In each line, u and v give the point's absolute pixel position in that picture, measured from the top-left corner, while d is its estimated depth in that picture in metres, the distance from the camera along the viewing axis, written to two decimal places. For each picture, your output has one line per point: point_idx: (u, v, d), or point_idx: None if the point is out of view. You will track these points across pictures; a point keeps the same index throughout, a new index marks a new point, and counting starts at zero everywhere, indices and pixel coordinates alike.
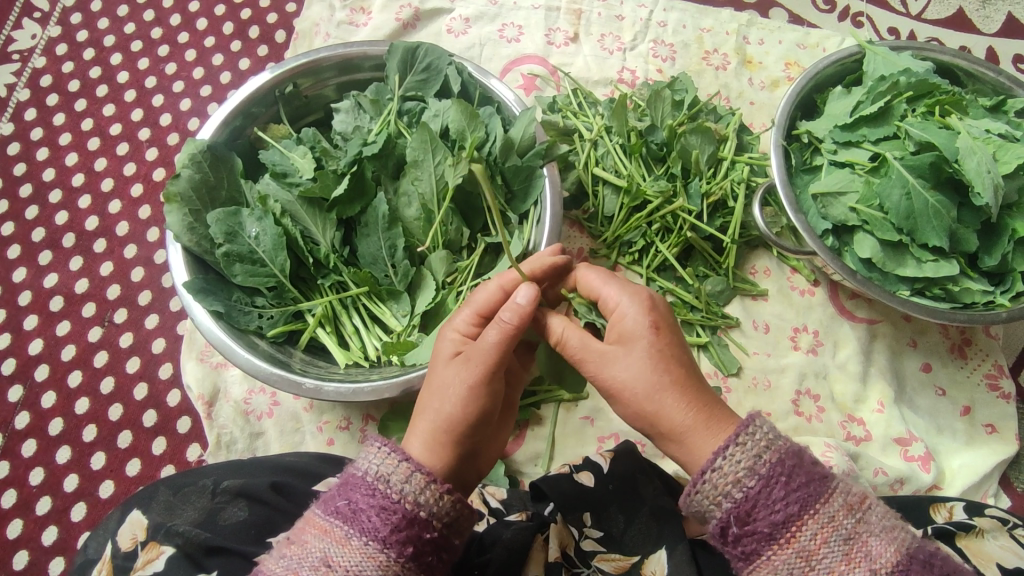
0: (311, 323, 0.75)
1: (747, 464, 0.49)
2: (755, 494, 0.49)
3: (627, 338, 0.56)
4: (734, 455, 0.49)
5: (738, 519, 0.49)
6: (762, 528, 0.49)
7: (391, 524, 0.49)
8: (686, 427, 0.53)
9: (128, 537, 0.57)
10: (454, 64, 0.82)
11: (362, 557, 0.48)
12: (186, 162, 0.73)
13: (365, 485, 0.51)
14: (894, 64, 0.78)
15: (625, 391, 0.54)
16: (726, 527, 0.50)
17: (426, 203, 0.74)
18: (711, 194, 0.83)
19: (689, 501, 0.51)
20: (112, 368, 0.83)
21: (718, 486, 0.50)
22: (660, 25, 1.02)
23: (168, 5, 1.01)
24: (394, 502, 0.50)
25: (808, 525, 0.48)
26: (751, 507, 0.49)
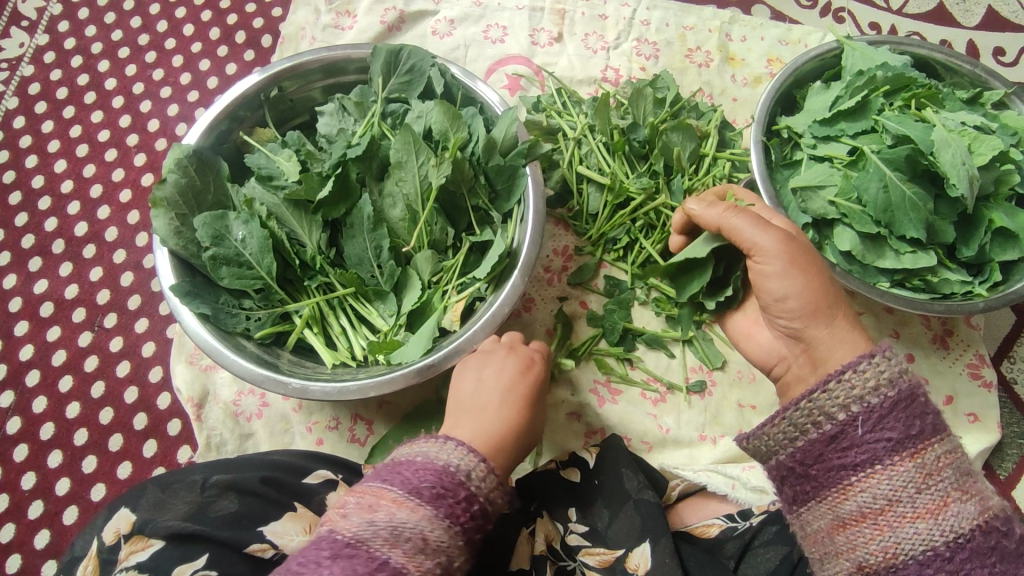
0: (298, 324, 0.76)
1: (879, 379, 0.53)
2: (890, 403, 0.53)
3: (823, 262, 0.62)
4: (878, 364, 0.53)
5: (866, 424, 0.53)
6: (889, 438, 0.52)
7: (445, 498, 0.52)
8: (849, 325, 0.60)
9: (113, 531, 0.58)
10: (437, 66, 0.82)
11: (420, 524, 0.51)
12: (172, 166, 0.74)
13: (412, 461, 0.55)
14: (871, 60, 0.79)
15: (827, 298, 0.60)
16: (849, 430, 0.54)
17: (411, 204, 0.75)
18: (693, 190, 0.84)
19: (812, 401, 0.55)
20: (102, 373, 0.84)
21: (855, 388, 0.54)
22: (643, 23, 1.03)
23: (154, 11, 1.02)
24: (439, 472, 0.54)
25: (924, 449, 0.52)
26: (883, 415, 0.53)
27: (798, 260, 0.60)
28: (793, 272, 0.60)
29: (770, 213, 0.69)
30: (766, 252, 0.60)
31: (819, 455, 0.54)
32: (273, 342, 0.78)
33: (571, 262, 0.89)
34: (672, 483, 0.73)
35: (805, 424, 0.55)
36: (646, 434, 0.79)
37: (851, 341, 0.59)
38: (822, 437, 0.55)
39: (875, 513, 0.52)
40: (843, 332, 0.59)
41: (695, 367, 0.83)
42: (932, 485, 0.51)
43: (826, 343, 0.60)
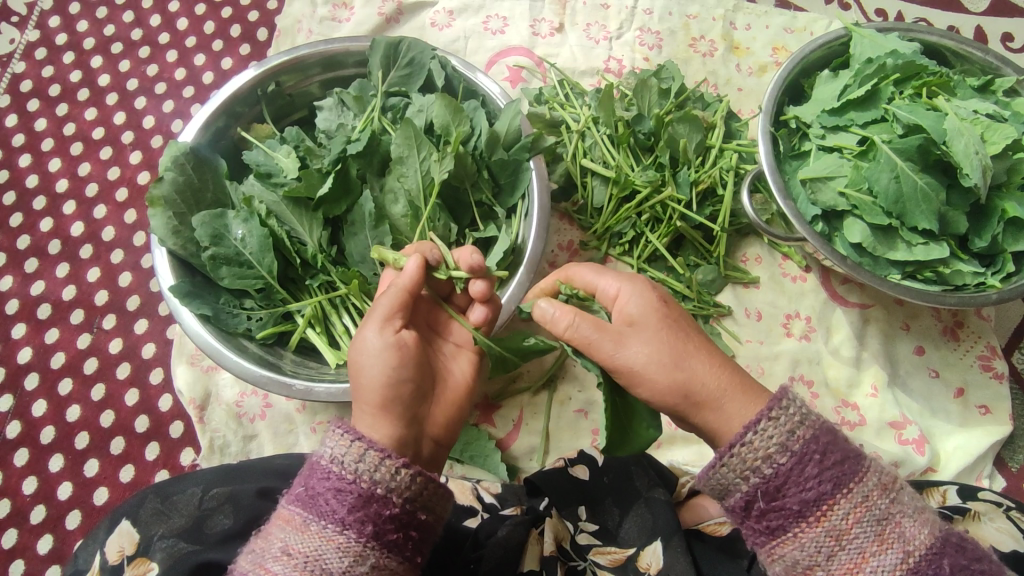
0: (300, 323, 0.75)
1: (779, 439, 0.51)
2: (787, 471, 0.50)
3: (672, 351, 0.55)
4: (766, 430, 0.51)
5: (767, 495, 0.51)
6: (791, 506, 0.50)
7: (348, 505, 0.50)
8: (717, 403, 0.54)
9: (116, 550, 0.56)
10: (438, 58, 0.80)
11: (322, 541, 0.50)
12: (168, 165, 0.73)
13: (321, 469, 0.52)
14: (881, 47, 0.77)
15: (684, 390, 0.54)
16: (754, 501, 0.51)
17: (414, 200, 0.74)
18: (700, 182, 0.82)
19: (714, 476, 0.52)
20: (102, 375, 0.83)
21: (747, 461, 0.51)
22: (646, 13, 1.01)
23: (147, 5, 1.00)
24: (350, 483, 0.51)
25: (841, 504, 0.50)
26: (782, 484, 0.50)
27: (640, 371, 0.54)
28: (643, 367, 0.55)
29: (619, 281, 0.58)
30: (610, 365, 0.55)
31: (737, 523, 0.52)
32: (276, 342, 0.76)
33: (576, 257, 0.88)
34: (681, 479, 0.71)
35: (718, 493, 0.53)
36: None
37: (728, 419, 0.54)
38: (734, 505, 0.52)
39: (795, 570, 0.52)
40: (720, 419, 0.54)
41: None
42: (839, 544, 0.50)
43: (708, 429, 0.55)
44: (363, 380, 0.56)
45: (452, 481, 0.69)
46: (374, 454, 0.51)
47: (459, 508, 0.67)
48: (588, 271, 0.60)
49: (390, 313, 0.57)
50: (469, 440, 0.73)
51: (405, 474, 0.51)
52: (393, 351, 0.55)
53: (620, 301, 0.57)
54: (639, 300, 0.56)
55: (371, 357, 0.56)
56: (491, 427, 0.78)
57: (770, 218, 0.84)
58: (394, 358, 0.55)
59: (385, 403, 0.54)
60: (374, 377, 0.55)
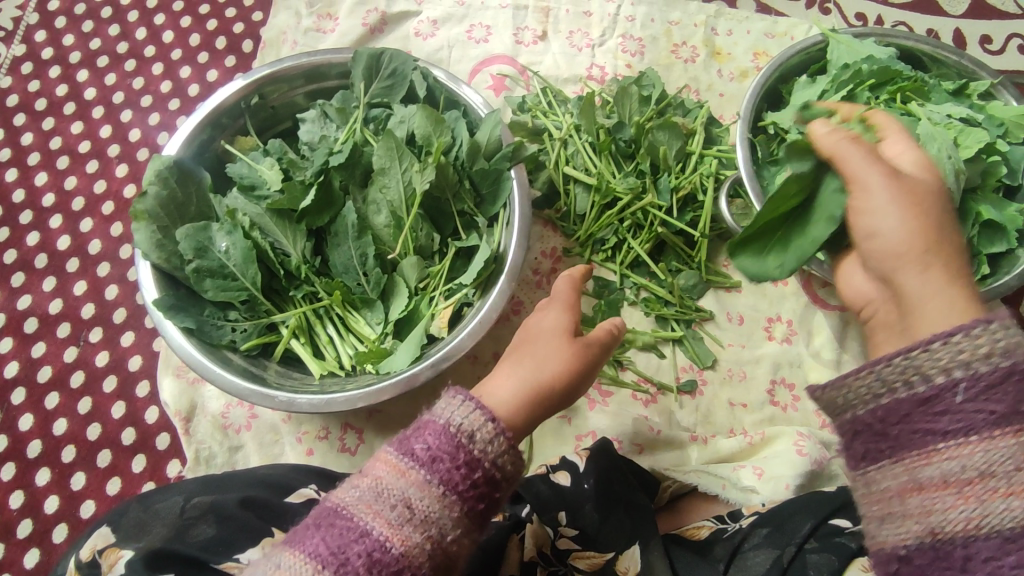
0: (284, 334, 0.76)
1: (1005, 343, 0.44)
2: (1004, 373, 0.43)
3: (921, 205, 0.54)
4: (995, 330, 0.44)
5: (970, 391, 0.43)
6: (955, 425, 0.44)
7: (469, 480, 0.49)
8: (947, 256, 0.53)
9: (90, 549, 0.56)
10: (419, 69, 0.81)
11: (437, 506, 0.47)
12: (152, 179, 0.74)
13: (446, 435, 0.49)
14: (857, 52, 0.78)
15: (934, 237, 0.53)
16: (945, 395, 0.44)
17: (396, 210, 0.75)
18: (680, 188, 0.83)
19: (898, 363, 0.46)
20: (89, 389, 0.83)
21: (956, 353, 0.44)
22: (629, 20, 1.02)
23: (133, 19, 1.01)
24: (476, 459, 0.49)
25: None
26: (993, 384, 0.43)
27: (887, 226, 0.54)
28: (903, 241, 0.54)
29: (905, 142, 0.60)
30: (874, 191, 0.54)
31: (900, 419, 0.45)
32: (259, 353, 0.77)
33: (560, 264, 0.88)
34: (664, 484, 0.72)
35: (880, 391, 0.47)
36: (636, 435, 0.78)
37: (923, 282, 0.52)
38: (908, 399, 0.46)
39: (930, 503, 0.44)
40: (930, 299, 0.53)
41: (686, 367, 0.83)
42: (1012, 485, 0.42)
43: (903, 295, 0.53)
44: (530, 372, 0.58)
45: None
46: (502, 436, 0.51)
47: None
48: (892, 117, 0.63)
49: (567, 330, 0.62)
50: None
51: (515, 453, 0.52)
52: (565, 363, 0.59)
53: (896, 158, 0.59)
54: (916, 157, 0.58)
55: (552, 360, 0.59)
56: None
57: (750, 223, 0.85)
58: (563, 368, 0.59)
59: (519, 396, 0.57)
60: (507, 394, 0.57)
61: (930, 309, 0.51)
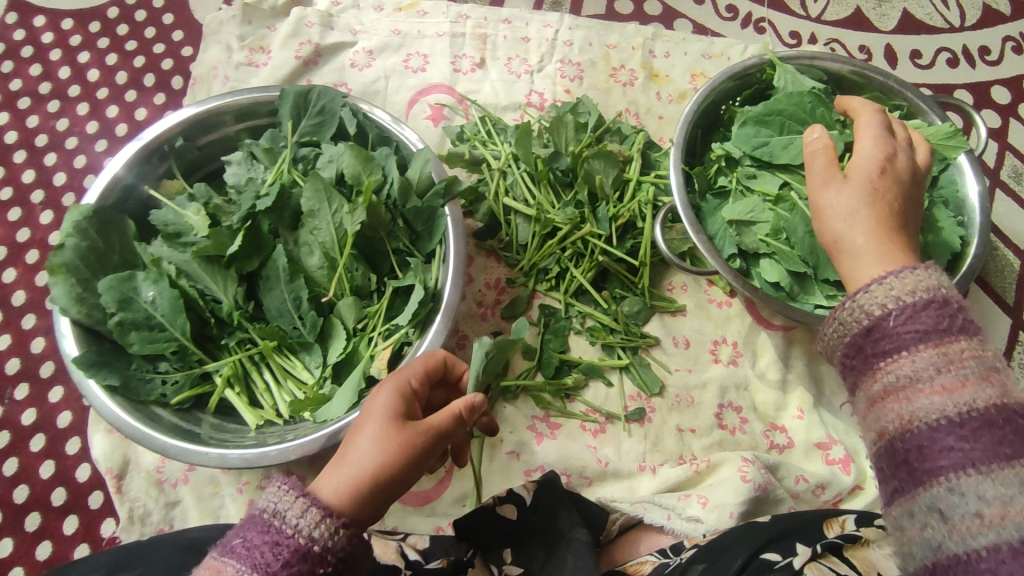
0: (218, 384, 0.73)
1: (913, 288, 0.52)
2: (919, 307, 0.51)
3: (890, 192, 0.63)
4: (916, 274, 0.53)
5: (899, 318, 0.51)
6: (912, 333, 0.50)
7: (282, 559, 0.49)
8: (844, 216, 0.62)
9: None
10: (348, 105, 0.79)
11: None
12: (70, 231, 0.71)
13: (261, 522, 0.51)
14: (799, 84, 0.80)
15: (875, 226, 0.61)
16: (882, 325, 0.52)
17: (328, 251, 0.73)
18: (620, 216, 0.82)
19: (913, 274, 0.53)
20: (14, 449, 0.78)
21: (880, 299, 0.53)
22: (566, 44, 1.02)
23: (56, 57, 0.98)
24: (287, 537, 0.50)
25: (958, 343, 0.49)
26: (906, 317, 0.51)
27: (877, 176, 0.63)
28: (850, 178, 0.63)
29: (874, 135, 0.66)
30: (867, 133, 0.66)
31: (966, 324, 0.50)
32: (193, 405, 0.74)
33: (504, 295, 0.87)
34: (611, 516, 0.72)
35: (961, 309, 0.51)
36: (585, 468, 0.77)
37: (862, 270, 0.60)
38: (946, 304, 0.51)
39: (922, 428, 0.48)
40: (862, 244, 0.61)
41: (634, 395, 0.82)
42: (996, 402, 0.47)
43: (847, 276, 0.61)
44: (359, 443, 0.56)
45: (375, 539, 0.67)
46: (315, 510, 0.51)
47: (383, 566, 0.64)
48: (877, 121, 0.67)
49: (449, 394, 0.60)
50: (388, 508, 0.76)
51: (343, 535, 0.52)
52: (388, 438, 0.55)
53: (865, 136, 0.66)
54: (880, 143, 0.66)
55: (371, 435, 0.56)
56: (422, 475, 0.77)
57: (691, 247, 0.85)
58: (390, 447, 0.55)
59: (356, 480, 0.54)
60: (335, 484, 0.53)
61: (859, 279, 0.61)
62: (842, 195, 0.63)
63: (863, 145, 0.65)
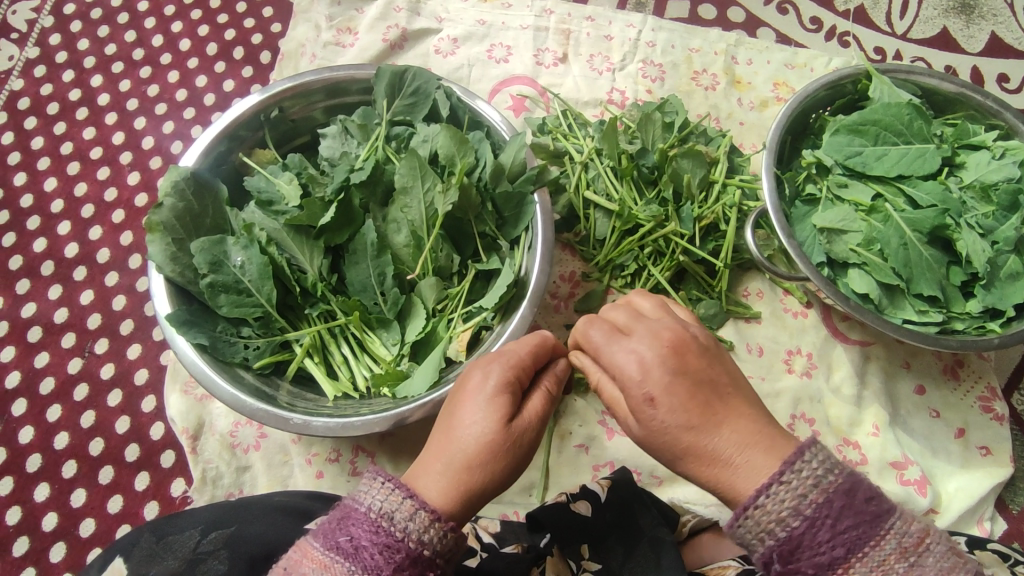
0: (298, 353, 0.74)
1: (791, 502, 0.47)
2: (802, 533, 0.46)
3: (675, 382, 0.50)
4: (777, 493, 0.47)
5: (783, 558, 0.47)
6: (808, 568, 0.46)
7: (393, 564, 0.46)
8: (725, 459, 0.50)
9: None
10: (443, 88, 0.80)
11: None
12: (168, 190, 0.72)
13: (367, 521, 0.48)
14: (897, 95, 0.79)
15: (691, 429, 0.50)
16: (772, 563, 0.48)
17: (416, 230, 0.73)
18: (703, 217, 0.82)
19: (777, 487, 0.47)
20: (92, 402, 0.81)
21: (761, 523, 0.47)
22: (649, 45, 1.02)
23: (150, 26, 1.00)
24: (398, 541, 0.47)
25: (857, 568, 0.45)
26: (796, 548, 0.46)
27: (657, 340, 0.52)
28: (660, 401, 0.50)
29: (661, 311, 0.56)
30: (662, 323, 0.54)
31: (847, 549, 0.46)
32: (272, 371, 0.75)
33: (577, 288, 0.88)
34: (683, 518, 0.71)
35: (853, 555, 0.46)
36: (656, 468, 0.77)
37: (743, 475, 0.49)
38: (819, 504, 0.46)
39: None
40: (722, 434, 0.50)
41: None
42: None
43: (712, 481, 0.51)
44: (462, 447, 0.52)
45: None
46: (426, 515, 0.48)
47: (459, 547, 0.65)
48: (642, 295, 0.58)
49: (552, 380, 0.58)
50: None
51: (451, 536, 0.49)
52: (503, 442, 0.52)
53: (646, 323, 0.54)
54: (662, 326, 0.53)
55: (482, 435, 0.52)
56: None
57: (772, 253, 0.84)
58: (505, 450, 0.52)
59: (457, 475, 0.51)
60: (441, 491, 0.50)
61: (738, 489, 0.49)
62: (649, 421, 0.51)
63: (650, 320, 0.55)
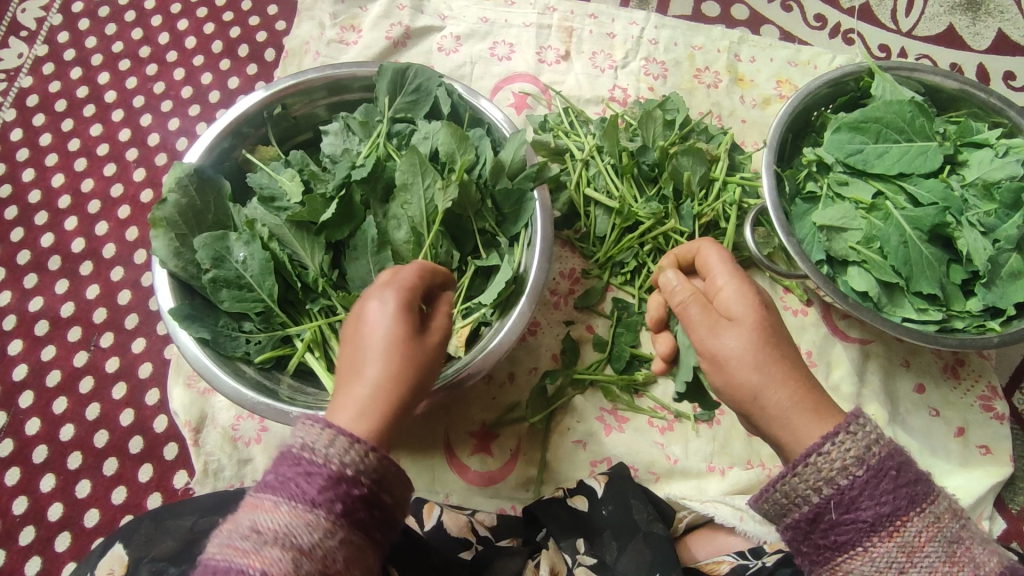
0: (299, 347, 0.74)
1: (856, 453, 0.50)
2: (862, 485, 0.49)
3: (760, 354, 0.53)
4: (843, 442, 0.50)
5: (840, 507, 0.49)
6: (865, 519, 0.49)
7: (317, 485, 0.46)
8: (782, 417, 0.53)
9: (105, 571, 0.56)
10: (444, 86, 0.81)
11: (292, 520, 0.46)
12: (172, 186, 0.73)
13: (290, 456, 0.48)
14: (899, 93, 0.79)
15: (753, 394, 0.54)
16: (825, 512, 0.50)
17: (415, 226, 0.73)
18: (703, 215, 0.83)
19: (846, 437, 0.50)
20: (97, 395, 0.82)
21: (823, 471, 0.50)
22: (652, 42, 1.02)
23: (156, 23, 1.01)
24: (319, 466, 0.47)
25: (912, 522, 0.48)
26: (856, 497, 0.49)
27: (735, 309, 0.55)
28: (733, 360, 0.54)
29: (729, 280, 0.57)
30: (740, 302, 0.55)
31: (902, 504, 0.49)
32: (274, 365, 0.76)
33: (577, 286, 0.87)
34: (679, 514, 0.72)
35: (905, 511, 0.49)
36: (654, 464, 0.77)
37: (794, 432, 0.52)
38: (882, 459, 0.49)
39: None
40: (782, 395, 0.53)
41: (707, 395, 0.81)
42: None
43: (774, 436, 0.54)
44: (368, 370, 0.53)
45: (445, 510, 0.67)
46: (350, 439, 0.48)
47: (453, 540, 0.65)
48: (713, 256, 0.59)
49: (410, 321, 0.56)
50: (450, 487, 0.77)
51: (374, 457, 0.49)
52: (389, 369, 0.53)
53: (722, 295, 0.56)
54: (740, 300, 0.55)
55: (379, 362, 0.53)
56: (488, 456, 0.79)
57: (771, 251, 0.84)
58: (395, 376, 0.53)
59: (376, 403, 0.52)
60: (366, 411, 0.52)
61: (797, 446, 0.52)
62: (739, 339, 0.54)
63: (721, 289, 0.57)
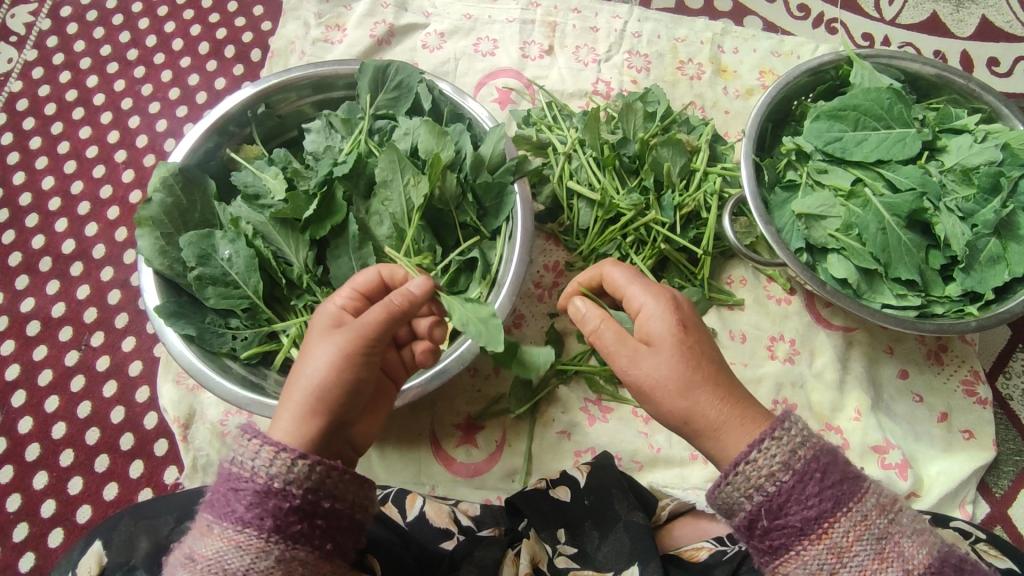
0: (285, 343, 0.75)
1: (781, 458, 0.51)
2: (789, 489, 0.50)
3: (687, 376, 0.54)
4: (769, 449, 0.51)
5: (770, 513, 0.51)
6: (794, 523, 0.50)
7: (246, 503, 0.50)
8: (715, 431, 0.54)
9: (86, 571, 0.57)
10: (425, 82, 0.82)
11: (226, 543, 0.50)
12: (157, 186, 0.74)
13: (231, 473, 0.52)
14: (877, 80, 0.79)
15: (686, 416, 0.54)
16: (757, 519, 0.51)
17: (398, 222, 0.74)
18: (684, 206, 0.83)
19: (768, 445, 0.51)
20: (89, 393, 0.83)
21: (751, 479, 0.51)
22: (635, 36, 1.03)
23: (143, 26, 1.02)
24: (247, 480, 0.51)
25: (840, 522, 0.50)
26: (785, 502, 0.50)
27: (655, 334, 0.55)
28: (658, 386, 0.54)
29: (645, 298, 0.57)
30: (658, 325, 0.55)
31: (827, 507, 0.50)
32: (260, 361, 0.77)
33: (561, 278, 0.89)
34: (662, 502, 0.72)
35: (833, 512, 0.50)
36: (637, 453, 0.78)
37: (727, 443, 0.54)
38: (805, 465, 0.51)
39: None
40: (712, 410, 0.54)
41: None
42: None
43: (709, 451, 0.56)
44: (307, 373, 0.56)
45: (428, 502, 0.68)
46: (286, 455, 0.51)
47: (435, 530, 0.66)
48: (621, 278, 0.59)
49: (335, 319, 0.59)
50: (436, 479, 0.78)
51: (303, 470, 0.51)
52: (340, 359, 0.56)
53: (642, 317, 0.57)
54: (660, 320, 0.55)
55: (325, 355, 0.56)
56: (473, 448, 0.79)
57: (753, 241, 0.85)
58: (344, 364, 0.56)
59: (311, 400, 0.55)
60: (294, 420, 0.55)
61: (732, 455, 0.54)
62: (659, 366, 0.54)
63: (640, 305, 0.57)
